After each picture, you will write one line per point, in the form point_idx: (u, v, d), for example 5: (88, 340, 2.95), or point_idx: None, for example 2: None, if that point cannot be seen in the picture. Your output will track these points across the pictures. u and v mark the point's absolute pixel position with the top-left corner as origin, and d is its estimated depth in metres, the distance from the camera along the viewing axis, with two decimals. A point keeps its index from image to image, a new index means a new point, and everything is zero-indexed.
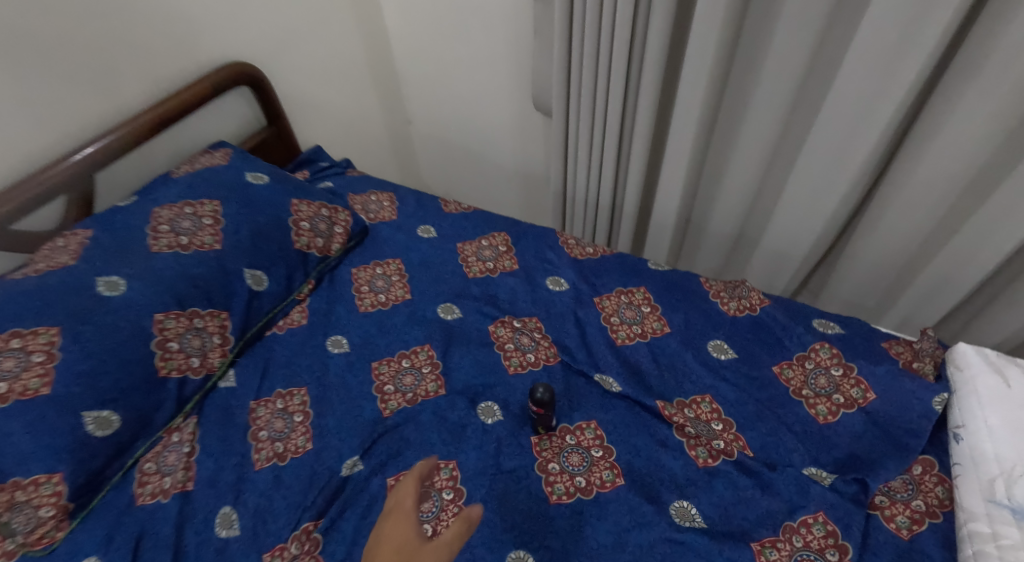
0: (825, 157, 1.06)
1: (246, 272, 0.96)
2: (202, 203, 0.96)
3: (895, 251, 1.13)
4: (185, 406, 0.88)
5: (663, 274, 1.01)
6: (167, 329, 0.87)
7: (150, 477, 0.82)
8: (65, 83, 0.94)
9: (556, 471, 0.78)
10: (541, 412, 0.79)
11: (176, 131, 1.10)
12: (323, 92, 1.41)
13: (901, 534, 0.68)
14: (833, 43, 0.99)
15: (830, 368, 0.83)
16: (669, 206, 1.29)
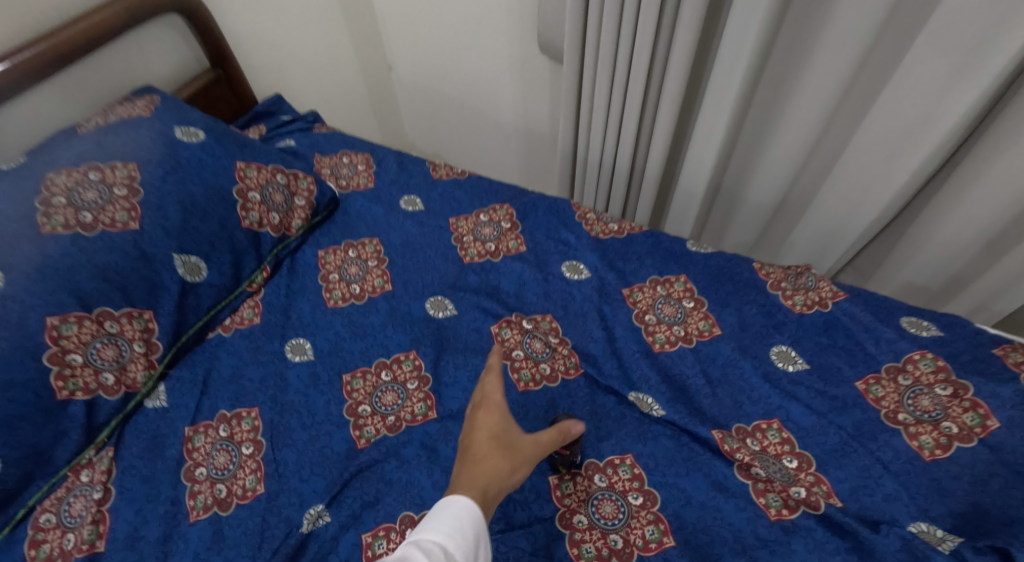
0: (914, 108, 0.81)
1: (177, 259, 0.74)
2: (114, 168, 0.74)
3: (983, 229, 0.90)
4: (100, 435, 0.68)
5: (708, 259, 0.81)
6: (68, 337, 0.66)
7: (47, 533, 0.62)
8: None
9: (585, 527, 0.60)
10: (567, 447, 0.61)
11: (85, 71, 0.86)
12: (282, 27, 1.17)
13: None
14: None
15: (935, 387, 0.64)
16: (698, 169, 1.05)
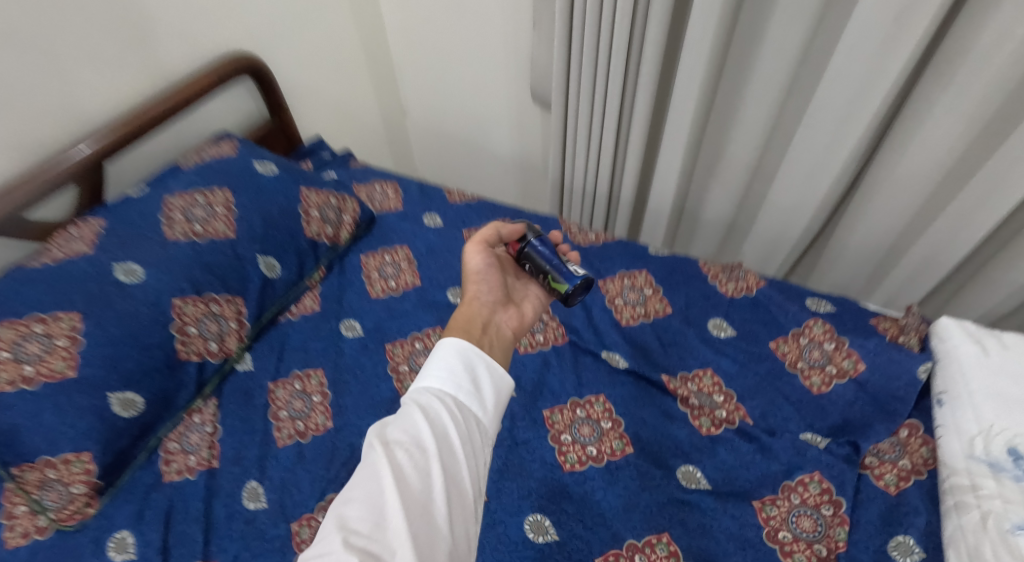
0: (814, 148, 1.10)
1: (258, 259, 0.98)
2: (214, 193, 0.99)
3: (880, 239, 1.17)
4: (204, 389, 0.91)
5: (664, 257, 1.05)
6: (186, 313, 0.89)
7: (174, 456, 0.85)
8: (75, 68, 0.95)
9: (568, 442, 0.82)
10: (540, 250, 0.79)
11: (183, 122, 1.12)
12: (320, 83, 1.44)
13: (889, 489, 0.74)
14: (825, 28, 1.02)
15: (823, 344, 0.89)
16: (664, 196, 1.33)
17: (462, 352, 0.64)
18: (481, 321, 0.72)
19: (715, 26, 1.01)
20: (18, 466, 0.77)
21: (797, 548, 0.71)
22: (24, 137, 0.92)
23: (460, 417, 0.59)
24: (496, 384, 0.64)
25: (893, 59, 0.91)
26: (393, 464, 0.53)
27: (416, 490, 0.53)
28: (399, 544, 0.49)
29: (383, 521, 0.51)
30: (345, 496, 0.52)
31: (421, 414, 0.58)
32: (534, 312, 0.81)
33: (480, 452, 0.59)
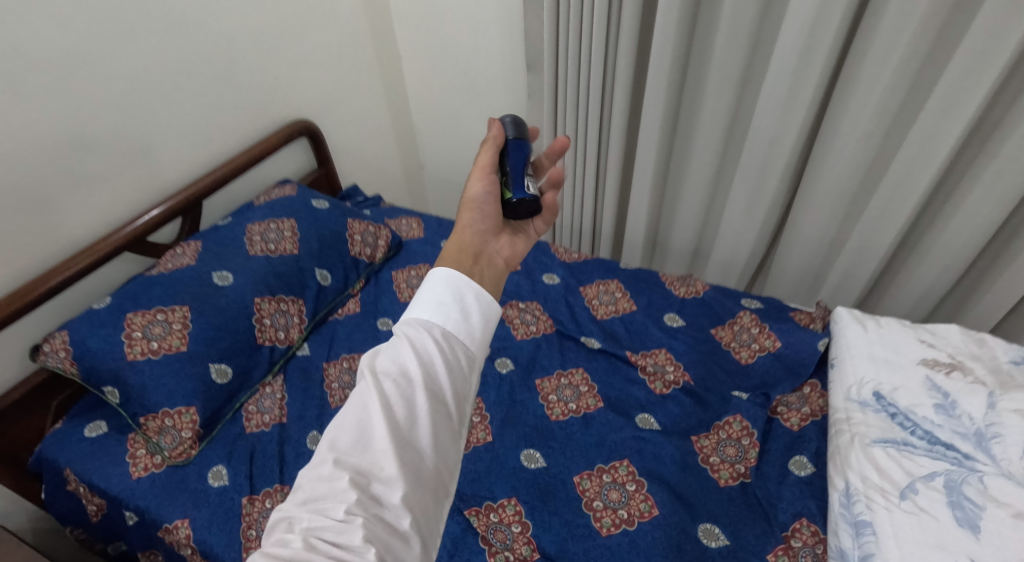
0: (746, 190, 1.39)
1: (315, 271, 1.27)
2: (283, 221, 1.29)
3: (808, 261, 1.44)
4: (274, 367, 1.17)
5: (631, 269, 1.34)
6: (263, 308, 1.17)
7: (253, 415, 1.10)
8: (184, 132, 1.28)
9: (555, 400, 1.08)
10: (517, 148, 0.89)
11: (255, 173, 1.47)
12: (357, 141, 1.78)
13: (791, 426, 1.01)
14: (747, 99, 1.32)
15: (751, 329, 1.16)
16: (637, 229, 1.63)
17: (451, 281, 0.66)
18: (472, 254, 0.73)
19: (664, 96, 1.33)
20: (145, 416, 1.03)
21: (722, 467, 0.96)
22: (150, 182, 1.25)
23: (446, 347, 0.63)
24: (486, 311, 0.66)
25: (794, 118, 1.22)
26: (380, 392, 0.59)
27: (400, 416, 0.58)
28: (385, 463, 0.57)
29: (371, 443, 0.58)
30: (338, 421, 0.59)
31: (409, 347, 0.62)
32: (529, 246, 0.84)
33: (468, 376, 0.64)
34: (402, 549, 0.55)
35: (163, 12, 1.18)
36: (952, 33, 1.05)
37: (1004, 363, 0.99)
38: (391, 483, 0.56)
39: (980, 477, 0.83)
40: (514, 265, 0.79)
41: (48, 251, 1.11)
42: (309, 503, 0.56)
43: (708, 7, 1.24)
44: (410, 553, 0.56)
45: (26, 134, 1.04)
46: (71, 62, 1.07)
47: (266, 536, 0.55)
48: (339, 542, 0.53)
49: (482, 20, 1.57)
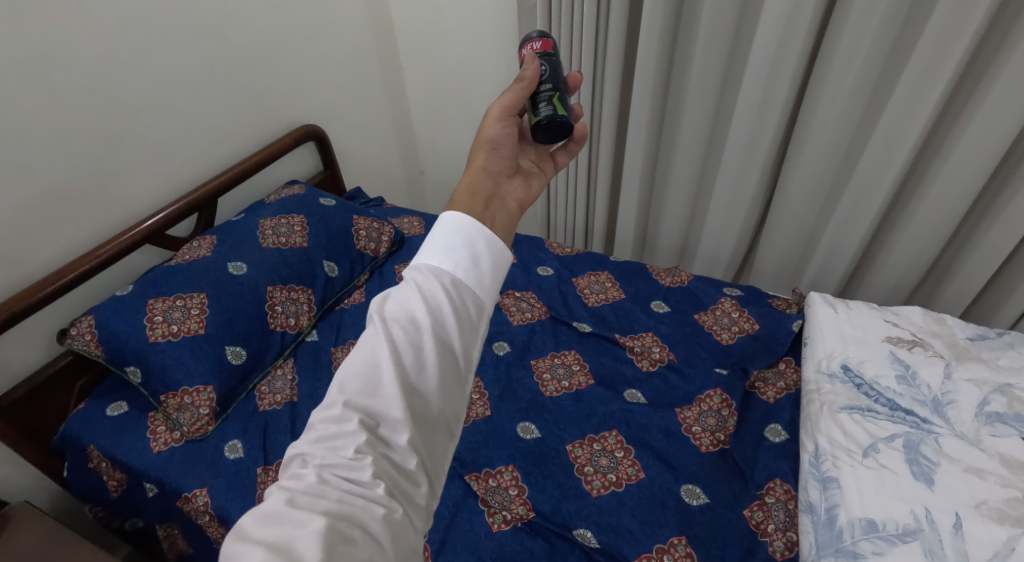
0: (727, 189, 1.47)
1: (324, 263, 1.35)
2: (294, 218, 1.37)
3: (787, 255, 1.54)
4: (285, 352, 1.24)
5: (620, 261, 1.42)
6: (275, 295, 1.25)
7: (266, 395, 1.17)
8: (201, 134, 1.37)
9: (549, 378, 1.16)
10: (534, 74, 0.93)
11: (266, 174, 1.56)
12: (360, 146, 1.87)
13: (768, 398, 1.09)
14: (726, 105, 1.42)
15: (731, 313, 1.25)
16: (626, 228, 1.71)
17: (462, 228, 0.67)
18: (484, 198, 0.76)
19: (650, 101, 1.43)
20: (166, 393, 1.10)
21: (704, 434, 1.03)
22: (169, 180, 1.34)
23: (455, 295, 0.64)
24: (495, 258, 0.68)
25: (768, 120, 1.32)
26: (389, 337, 0.61)
27: (408, 361, 0.60)
28: (392, 407, 0.59)
29: (379, 387, 0.60)
30: (347, 365, 0.61)
31: (418, 294, 0.63)
32: (540, 189, 0.88)
33: (476, 324, 0.65)
34: (408, 486, 0.59)
35: (183, 23, 1.28)
36: (906, 43, 1.15)
37: (961, 341, 1.07)
38: (398, 426, 0.58)
39: (936, 438, 0.90)
40: (527, 208, 0.83)
41: (77, 241, 1.20)
42: (321, 442, 0.59)
43: (688, 20, 1.33)
44: (417, 491, 0.60)
45: (57, 133, 1.13)
46: (98, 68, 1.16)
47: (282, 471, 0.59)
48: (350, 478, 0.57)
49: (479, 32, 1.67)
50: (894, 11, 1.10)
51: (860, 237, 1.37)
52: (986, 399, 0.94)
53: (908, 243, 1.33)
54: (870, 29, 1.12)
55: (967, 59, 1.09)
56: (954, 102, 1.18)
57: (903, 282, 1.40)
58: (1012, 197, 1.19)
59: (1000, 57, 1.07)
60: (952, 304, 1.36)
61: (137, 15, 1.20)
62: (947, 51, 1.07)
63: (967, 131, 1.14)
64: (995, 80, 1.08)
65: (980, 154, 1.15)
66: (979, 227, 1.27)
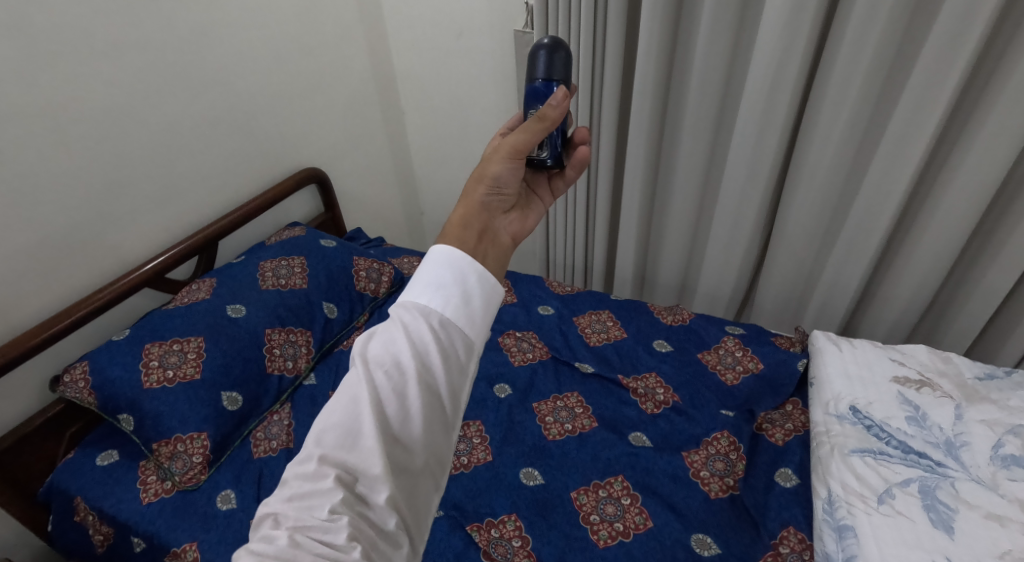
0: (726, 228, 1.48)
1: (323, 304, 1.34)
2: (293, 259, 1.37)
3: (786, 293, 1.53)
4: (282, 396, 1.21)
5: (621, 300, 1.41)
6: (274, 338, 1.23)
7: (261, 441, 1.14)
8: (202, 177, 1.37)
9: (552, 421, 1.13)
10: (542, 91, 0.88)
11: (266, 216, 1.56)
12: (361, 187, 1.88)
13: (776, 441, 1.07)
14: (720, 146, 1.44)
15: (735, 352, 1.23)
16: (625, 266, 1.71)
17: (453, 262, 0.65)
18: (478, 229, 0.75)
19: (645, 143, 1.44)
20: (158, 441, 1.07)
21: (712, 480, 1.00)
22: (171, 223, 1.33)
23: (443, 335, 0.62)
24: (487, 294, 0.66)
25: (763, 160, 1.33)
26: (371, 384, 0.59)
27: (391, 409, 0.59)
28: (371, 461, 0.56)
29: (358, 439, 0.58)
30: (325, 414, 0.59)
31: (404, 336, 0.61)
32: (535, 219, 0.87)
33: (464, 367, 0.63)
34: (387, 548, 0.57)
35: (189, 71, 1.30)
36: (894, 86, 1.17)
37: (969, 379, 1.05)
38: (377, 482, 0.56)
39: (953, 483, 0.88)
40: (520, 241, 0.83)
41: (74, 285, 1.19)
42: (295, 501, 0.56)
43: (681, 65, 1.36)
44: (397, 552, 0.58)
45: (61, 179, 1.13)
46: (103, 115, 1.17)
47: (252, 532, 0.56)
48: (325, 542, 0.54)
49: (480, 77, 1.70)
50: (882, 57, 1.13)
51: (860, 275, 1.37)
52: (1000, 442, 0.92)
53: (906, 281, 1.33)
54: (860, 74, 1.15)
55: (955, 101, 1.12)
56: (944, 143, 1.20)
57: (904, 320, 1.39)
58: (1008, 235, 1.19)
59: (985, 99, 1.10)
60: (955, 342, 1.35)
61: (143, 63, 1.22)
62: (935, 94, 1.10)
63: (959, 172, 1.16)
64: (984, 120, 1.10)
65: (974, 193, 1.16)
66: (977, 266, 1.27)
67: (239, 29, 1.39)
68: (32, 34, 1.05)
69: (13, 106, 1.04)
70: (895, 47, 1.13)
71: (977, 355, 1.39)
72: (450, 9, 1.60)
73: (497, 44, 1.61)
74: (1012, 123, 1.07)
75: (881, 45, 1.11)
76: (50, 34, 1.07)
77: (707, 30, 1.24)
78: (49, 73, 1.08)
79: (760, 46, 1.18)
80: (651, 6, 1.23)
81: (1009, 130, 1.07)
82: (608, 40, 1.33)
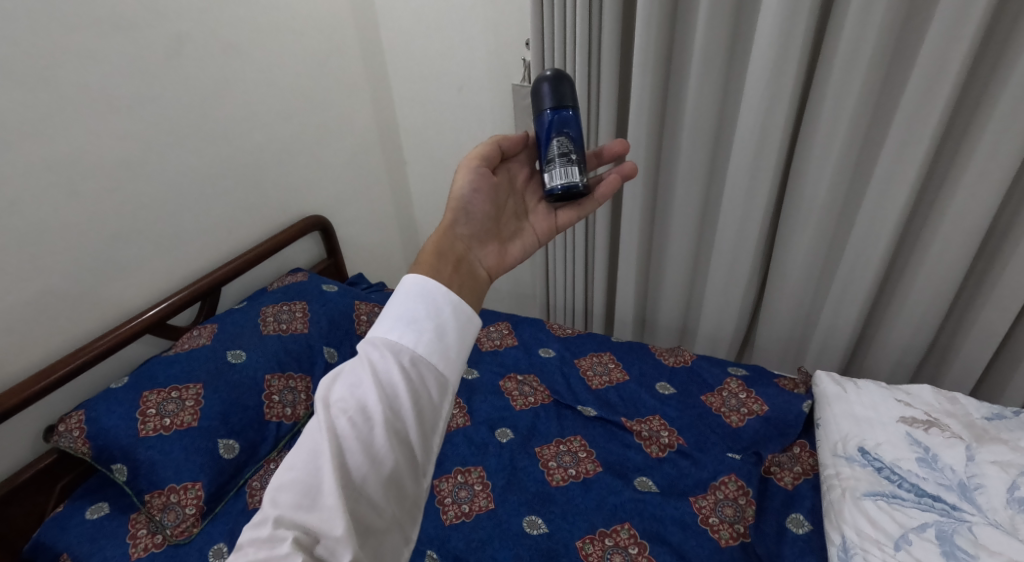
0: (724, 271, 1.49)
1: (323, 348, 1.33)
2: (295, 304, 1.37)
3: (787, 335, 1.53)
4: (279, 443, 1.18)
5: (622, 341, 1.41)
6: (273, 384, 1.21)
7: (257, 491, 1.10)
8: (206, 224, 1.38)
9: (555, 467, 1.11)
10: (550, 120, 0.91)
11: (269, 262, 1.57)
12: (362, 234, 1.89)
13: (785, 485, 1.04)
14: (714, 192, 1.47)
15: (739, 394, 1.22)
16: (625, 308, 1.71)
17: (425, 294, 0.66)
18: (453, 260, 0.77)
19: (641, 187, 1.47)
20: (151, 493, 1.03)
21: (722, 527, 0.98)
22: (174, 270, 1.34)
23: (412, 374, 0.62)
24: (461, 326, 0.66)
25: (756, 205, 1.36)
26: (334, 432, 0.58)
27: (355, 459, 0.57)
28: (334, 521, 0.54)
29: (319, 497, 0.56)
30: (284, 472, 0.57)
31: (369, 378, 0.61)
32: (517, 256, 0.88)
33: (436, 408, 0.63)
34: None
35: (199, 124, 1.33)
36: (878, 134, 1.21)
37: (977, 420, 1.04)
38: (340, 544, 0.54)
39: (970, 527, 0.86)
40: (495, 276, 0.83)
41: (74, 332, 1.18)
42: None
43: (672, 115, 1.41)
44: None
45: (62, 229, 1.13)
46: (112, 166, 1.19)
47: None
48: None
49: (481, 127, 1.74)
50: (865, 106, 1.17)
51: (859, 317, 1.37)
52: (1015, 484, 0.90)
53: (905, 322, 1.33)
54: (847, 122, 1.18)
55: (936, 147, 1.15)
56: (930, 186, 1.22)
57: (906, 360, 1.38)
58: (1000, 276, 1.20)
59: (965, 147, 1.13)
60: (958, 382, 1.34)
61: (154, 117, 1.24)
62: (916, 141, 1.13)
63: (947, 214, 1.18)
64: (966, 166, 1.13)
65: (962, 235, 1.18)
66: (974, 305, 1.28)
67: (249, 84, 1.43)
68: (46, 91, 1.08)
69: (24, 162, 1.06)
70: (877, 96, 1.17)
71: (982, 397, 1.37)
72: (453, 65, 1.66)
73: (497, 97, 1.66)
74: (993, 167, 1.09)
75: (864, 94, 1.15)
76: (63, 91, 1.10)
77: (696, 81, 1.29)
78: (61, 128, 1.10)
79: (748, 96, 1.23)
80: (641, 61, 1.28)
81: (991, 174, 1.10)
82: (602, 91, 1.37)
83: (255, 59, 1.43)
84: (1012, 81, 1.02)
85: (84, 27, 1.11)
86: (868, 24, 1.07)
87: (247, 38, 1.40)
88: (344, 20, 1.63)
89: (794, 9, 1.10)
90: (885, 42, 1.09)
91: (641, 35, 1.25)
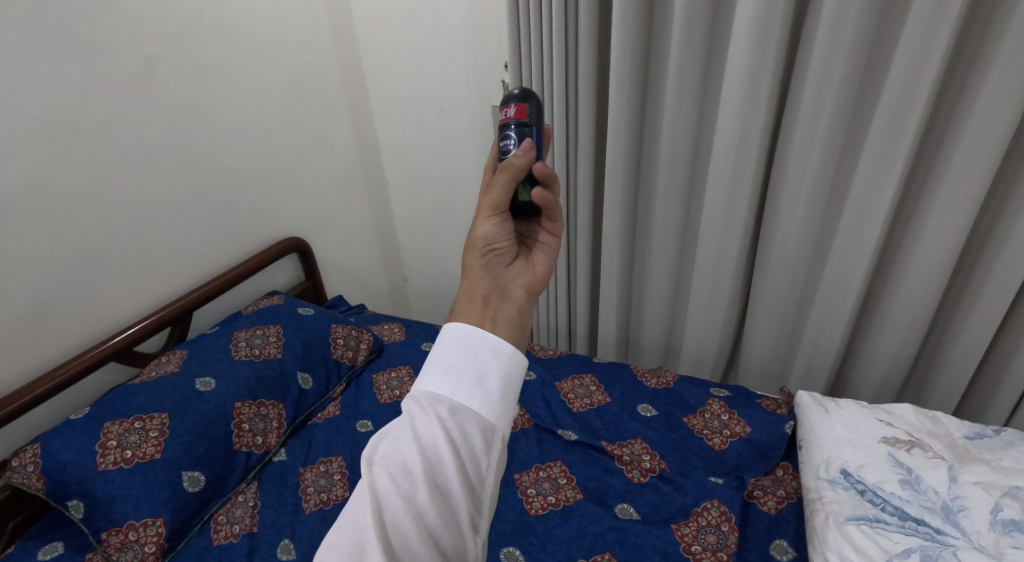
0: (705, 289, 1.48)
1: (297, 374, 1.29)
2: (268, 329, 1.34)
3: (769, 354, 1.52)
4: (249, 474, 1.14)
5: (603, 363, 1.39)
6: (243, 413, 1.17)
7: (222, 526, 1.05)
8: (176, 248, 1.35)
9: (534, 494, 1.08)
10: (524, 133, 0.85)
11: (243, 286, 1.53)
12: (342, 256, 1.86)
13: (769, 510, 1.02)
14: (693, 212, 1.46)
15: (720, 416, 1.20)
16: (608, 329, 1.69)
17: (464, 340, 0.66)
18: (483, 295, 0.74)
19: (621, 205, 1.46)
20: (108, 530, 0.98)
21: (704, 554, 0.95)
22: (143, 295, 1.30)
23: (452, 425, 0.61)
24: (504, 369, 0.66)
25: (735, 224, 1.35)
26: (376, 488, 0.58)
27: (398, 514, 0.57)
28: None
29: (363, 557, 0.55)
30: (333, 532, 0.57)
31: (411, 432, 0.61)
32: (547, 264, 0.84)
33: (482, 457, 0.62)
34: None
35: (172, 145, 1.31)
36: (852, 153, 1.22)
37: (959, 439, 1.02)
38: None
39: (954, 551, 0.84)
40: (536, 289, 0.80)
41: (33, 362, 1.13)
42: None
43: (651, 133, 1.41)
44: None
45: (23, 254, 1.10)
46: (79, 189, 1.16)
47: None
48: None
49: (462, 147, 1.73)
50: (839, 125, 1.18)
51: (842, 335, 1.37)
52: (998, 505, 0.89)
53: (888, 339, 1.33)
54: (821, 141, 1.19)
55: (910, 164, 1.16)
56: (906, 203, 1.23)
57: (891, 378, 1.37)
58: (979, 290, 1.21)
59: (939, 163, 1.14)
60: (943, 398, 1.34)
61: (125, 138, 1.22)
62: (890, 159, 1.14)
63: (925, 230, 1.19)
64: (940, 182, 1.14)
65: (939, 251, 1.18)
66: (955, 319, 1.28)
67: (225, 105, 1.41)
68: (10, 112, 1.05)
69: None
70: (850, 115, 1.18)
71: (968, 413, 1.36)
72: (433, 85, 1.65)
73: (477, 117, 1.65)
74: (966, 183, 1.10)
75: (837, 113, 1.16)
76: (28, 112, 1.07)
77: (672, 100, 1.29)
78: (26, 150, 1.07)
79: (724, 115, 1.23)
80: (616, 81, 1.28)
81: (965, 189, 1.11)
82: (580, 111, 1.37)
83: (232, 80, 1.41)
84: (981, 97, 1.03)
85: (53, 47, 1.09)
86: (838, 44, 1.09)
87: (223, 59, 1.39)
88: (323, 42, 1.63)
89: (766, 31, 1.12)
90: (855, 63, 1.11)
91: (617, 54, 1.26)
